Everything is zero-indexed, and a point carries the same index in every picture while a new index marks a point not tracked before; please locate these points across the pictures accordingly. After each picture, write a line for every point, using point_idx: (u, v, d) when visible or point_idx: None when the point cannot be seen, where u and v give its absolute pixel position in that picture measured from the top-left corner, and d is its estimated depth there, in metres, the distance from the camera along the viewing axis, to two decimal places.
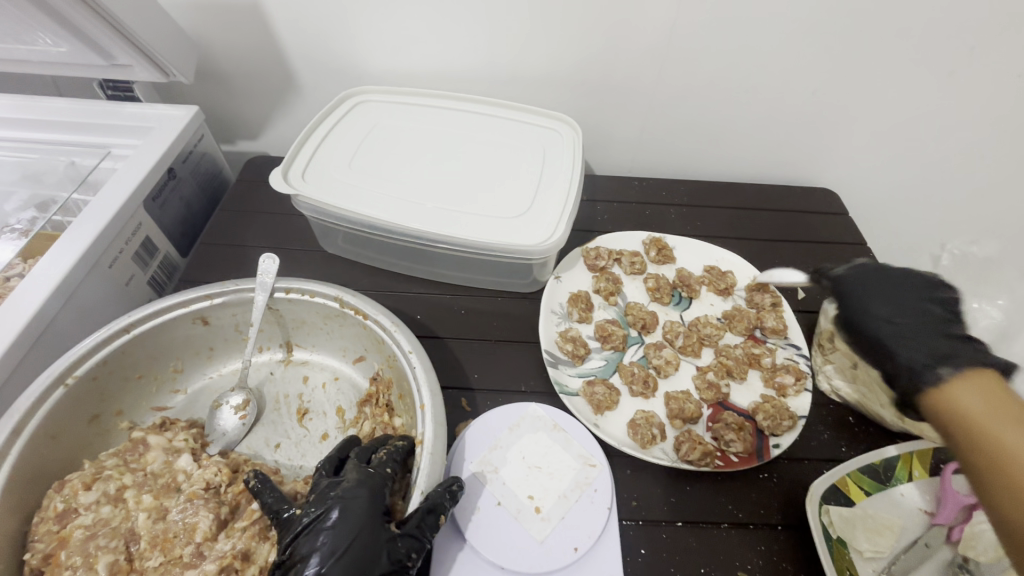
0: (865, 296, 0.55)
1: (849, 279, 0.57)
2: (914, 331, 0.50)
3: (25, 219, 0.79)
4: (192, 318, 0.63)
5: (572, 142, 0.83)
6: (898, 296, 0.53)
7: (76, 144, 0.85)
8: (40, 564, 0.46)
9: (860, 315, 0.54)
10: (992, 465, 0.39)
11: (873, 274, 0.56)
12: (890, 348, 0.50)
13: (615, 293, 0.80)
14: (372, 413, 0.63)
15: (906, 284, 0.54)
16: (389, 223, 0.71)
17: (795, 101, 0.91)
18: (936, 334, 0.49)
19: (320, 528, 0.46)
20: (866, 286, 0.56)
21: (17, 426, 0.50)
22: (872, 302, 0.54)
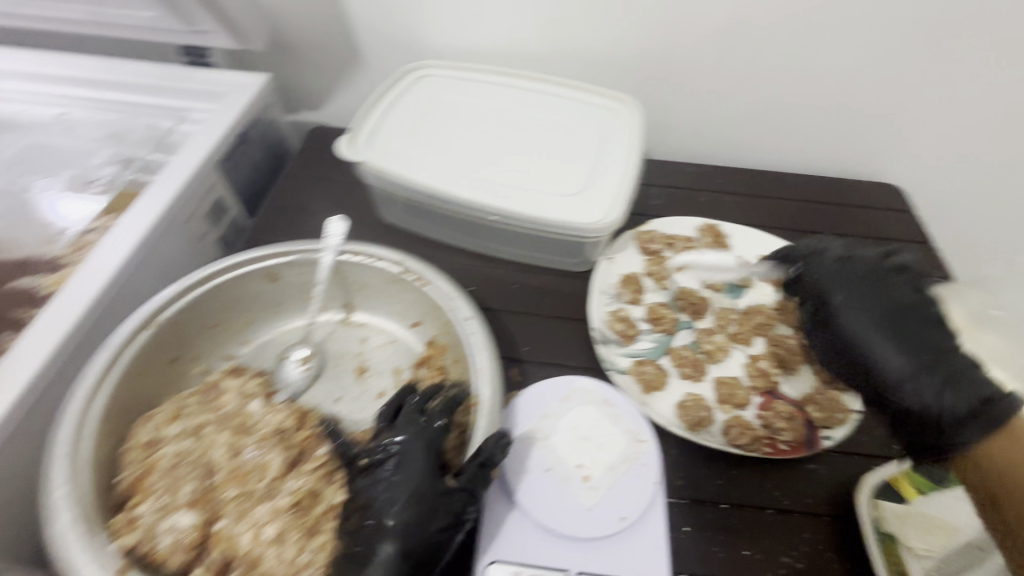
0: (852, 313, 0.61)
1: (840, 296, 0.63)
2: (914, 349, 0.55)
3: (114, 174, 0.85)
4: (263, 274, 0.67)
5: (633, 123, 0.83)
6: (901, 324, 0.58)
7: (154, 106, 0.89)
8: (129, 487, 0.50)
9: (854, 323, 0.61)
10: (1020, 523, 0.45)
11: (855, 289, 0.63)
12: (896, 373, 0.56)
13: (666, 278, 0.80)
14: (426, 376, 0.66)
15: (911, 310, 0.58)
16: (450, 194, 0.73)
17: (865, 90, 0.88)
18: (942, 360, 0.53)
19: (380, 479, 0.49)
20: (857, 301, 0.62)
21: (111, 362, 0.55)
22: (862, 315, 0.61)
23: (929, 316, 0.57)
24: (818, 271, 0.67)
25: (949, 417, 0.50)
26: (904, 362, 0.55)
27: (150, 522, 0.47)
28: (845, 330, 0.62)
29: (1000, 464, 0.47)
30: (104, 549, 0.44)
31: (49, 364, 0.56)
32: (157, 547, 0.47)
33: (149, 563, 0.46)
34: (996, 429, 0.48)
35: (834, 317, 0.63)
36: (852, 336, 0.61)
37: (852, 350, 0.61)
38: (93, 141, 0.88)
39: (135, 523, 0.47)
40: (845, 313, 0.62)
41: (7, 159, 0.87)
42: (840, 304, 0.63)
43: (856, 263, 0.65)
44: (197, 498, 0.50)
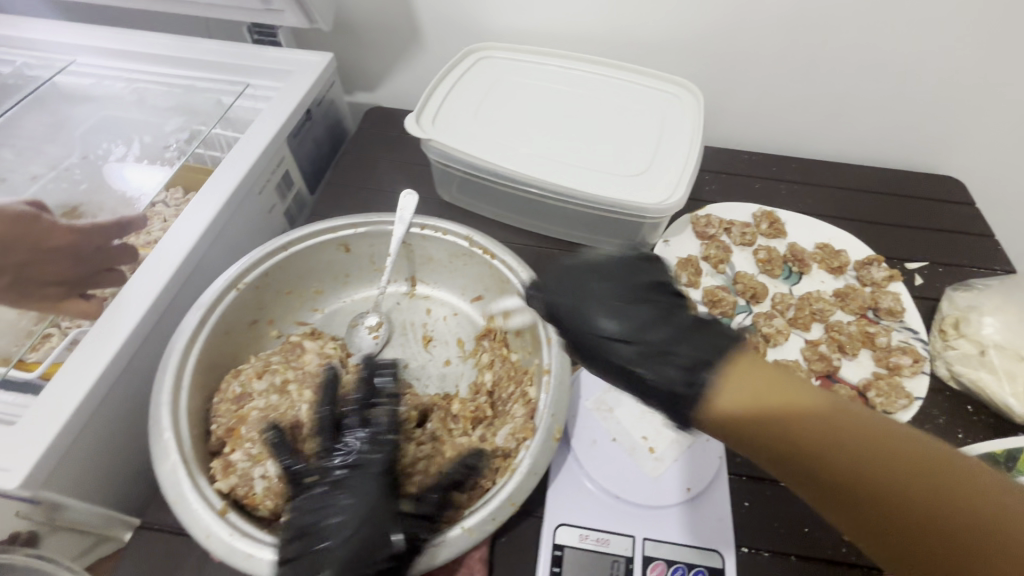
0: (570, 289, 0.52)
1: (557, 288, 0.53)
2: (674, 326, 0.47)
3: (183, 143, 0.87)
4: (337, 245, 0.69)
5: (694, 108, 0.83)
6: (591, 292, 0.51)
7: (225, 82, 0.93)
8: (223, 435, 0.53)
9: (583, 322, 0.50)
10: (892, 528, 0.36)
11: (598, 293, 0.51)
12: (632, 354, 0.47)
13: (724, 262, 0.80)
14: (490, 346, 0.68)
15: (606, 284, 0.51)
16: (514, 172, 0.74)
17: (931, 79, 0.87)
18: (687, 330, 0.46)
19: (335, 499, 0.48)
20: (575, 285, 0.52)
21: (202, 318, 0.58)
22: (580, 297, 0.51)
23: (631, 283, 0.51)
24: (547, 291, 0.54)
25: (701, 404, 0.42)
26: (589, 333, 0.49)
27: (244, 468, 0.50)
28: (579, 333, 0.51)
29: (842, 459, 0.37)
30: (206, 488, 0.48)
31: (147, 316, 0.59)
32: (252, 490, 0.49)
33: (244, 505, 0.49)
34: (709, 400, 0.42)
35: (567, 317, 0.51)
36: (581, 336, 0.50)
37: (592, 348, 0.50)
38: (165, 112, 0.91)
39: (231, 468, 0.50)
40: (549, 304, 0.53)
41: (80, 128, 0.90)
42: (558, 308, 0.52)
43: (573, 267, 0.54)
44: (285, 449, 0.52)
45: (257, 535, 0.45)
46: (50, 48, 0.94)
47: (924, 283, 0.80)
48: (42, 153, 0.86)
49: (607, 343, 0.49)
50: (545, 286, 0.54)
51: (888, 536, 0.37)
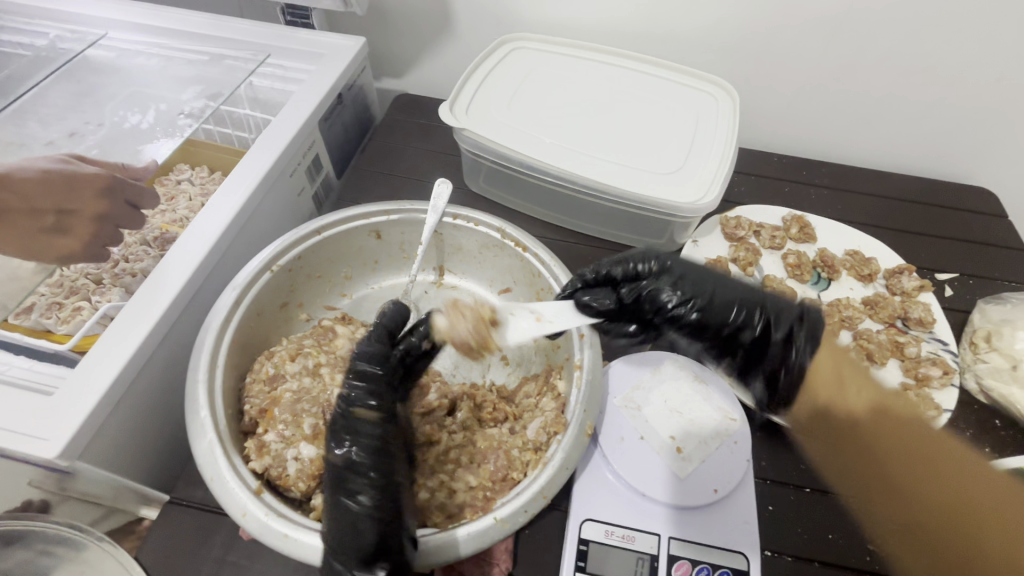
0: (674, 259, 0.59)
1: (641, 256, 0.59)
2: (777, 307, 0.56)
3: (199, 107, 0.82)
4: (369, 231, 0.69)
5: (729, 108, 0.82)
6: (716, 282, 0.57)
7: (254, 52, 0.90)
8: (256, 416, 0.53)
9: (693, 279, 0.57)
10: (942, 522, 0.50)
11: (713, 279, 0.57)
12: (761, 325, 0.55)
13: (753, 265, 0.80)
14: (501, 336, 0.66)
15: (719, 276, 0.58)
16: (547, 165, 0.74)
17: (971, 89, 0.86)
18: (766, 298, 0.57)
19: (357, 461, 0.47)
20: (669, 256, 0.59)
21: (237, 299, 0.58)
22: (694, 266, 0.58)
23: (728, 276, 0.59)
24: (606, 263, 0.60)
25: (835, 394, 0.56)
26: (710, 291, 0.56)
27: (278, 449, 0.51)
28: (672, 285, 0.57)
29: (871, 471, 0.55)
30: (242, 468, 0.48)
31: (183, 292, 0.59)
32: (285, 472, 0.50)
33: (278, 486, 0.50)
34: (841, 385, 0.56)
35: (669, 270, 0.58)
36: (700, 290, 0.56)
37: (707, 304, 0.56)
38: (185, 81, 0.87)
39: (265, 449, 0.51)
40: (658, 262, 0.58)
41: (102, 95, 0.85)
42: (664, 267, 0.58)
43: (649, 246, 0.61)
44: (317, 432, 0.52)
45: (292, 517, 0.46)
46: (83, 22, 0.93)
47: (954, 294, 0.79)
48: (62, 119, 0.81)
49: (714, 298, 0.56)
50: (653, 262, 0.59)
51: (959, 542, 0.49)
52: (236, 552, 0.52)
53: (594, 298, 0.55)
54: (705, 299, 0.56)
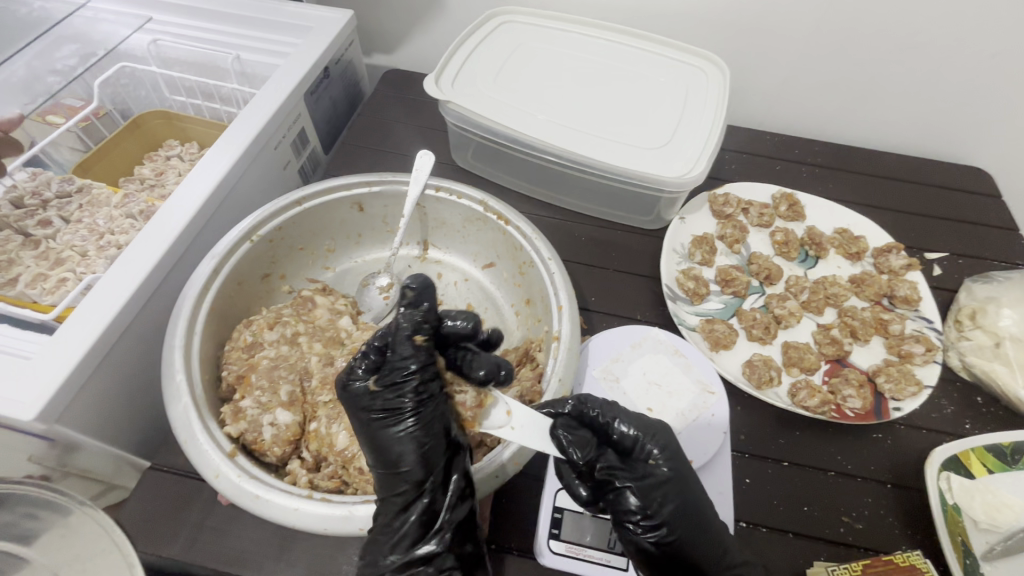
0: (684, 466, 0.51)
1: (657, 456, 0.50)
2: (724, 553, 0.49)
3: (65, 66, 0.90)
4: (351, 203, 0.69)
5: (720, 83, 0.81)
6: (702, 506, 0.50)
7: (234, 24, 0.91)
8: (234, 382, 0.54)
9: (680, 490, 0.49)
10: None
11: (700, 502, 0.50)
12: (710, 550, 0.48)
13: (740, 242, 0.79)
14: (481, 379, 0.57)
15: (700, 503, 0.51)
16: (532, 139, 0.73)
17: (969, 65, 0.83)
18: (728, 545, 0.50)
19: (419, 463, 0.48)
20: (683, 461, 0.51)
21: (215, 267, 0.58)
22: (690, 484, 0.50)
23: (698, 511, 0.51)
24: (629, 419, 0.52)
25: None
26: (678, 509, 0.48)
27: (254, 415, 0.51)
28: (641, 488, 0.49)
29: None
30: (216, 431, 0.48)
31: (163, 259, 0.59)
32: (260, 437, 0.50)
33: (253, 450, 0.50)
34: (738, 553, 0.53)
35: (662, 480, 0.49)
36: (670, 502, 0.48)
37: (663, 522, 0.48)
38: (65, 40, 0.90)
39: (240, 414, 0.51)
40: (669, 465, 0.50)
41: None
42: (665, 465, 0.50)
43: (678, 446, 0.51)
44: (293, 399, 0.53)
45: (264, 479, 0.46)
46: None
47: (943, 273, 0.79)
48: None
49: (676, 519, 0.48)
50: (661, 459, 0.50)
51: None
52: (215, 517, 0.53)
53: (575, 446, 0.47)
54: (671, 514, 0.48)
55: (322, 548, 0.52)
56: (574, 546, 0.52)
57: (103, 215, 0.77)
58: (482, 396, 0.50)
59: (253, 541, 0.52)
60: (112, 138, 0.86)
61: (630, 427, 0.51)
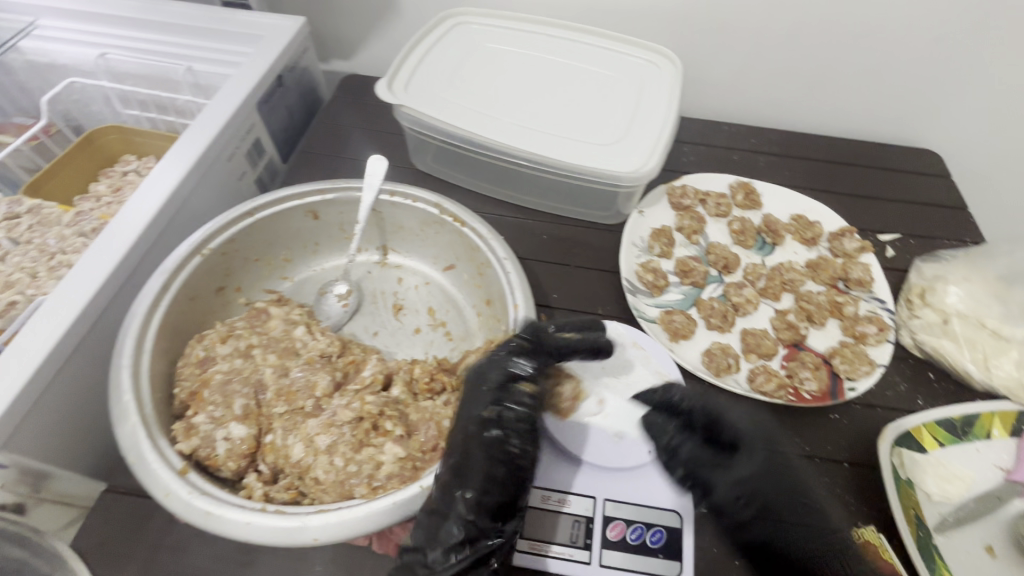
0: (776, 444, 0.59)
1: (738, 423, 0.58)
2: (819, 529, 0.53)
3: None
4: (305, 211, 0.69)
5: (672, 77, 0.81)
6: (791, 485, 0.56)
7: (183, 36, 0.89)
8: (186, 398, 0.54)
9: (765, 472, 0.56)
10: None
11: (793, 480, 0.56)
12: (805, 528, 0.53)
13: (697, 233, 0.80)
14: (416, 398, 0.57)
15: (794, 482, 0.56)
16: (487, 140, 0.73)
17: (914, 49, 0.85)
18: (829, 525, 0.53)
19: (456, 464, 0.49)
20: (774, 441, 0.59)
21: (166, 283, 0.57)
22: (777, 461, 0.57)
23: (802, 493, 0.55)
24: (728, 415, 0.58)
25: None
26: (761, 477, 0.55)
27: (207, 430, 0.51)
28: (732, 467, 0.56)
29: None
30: (166, 449, 0.48)
31: (110, 279, 0.58)
32: (214, 453, 0.50)
33: (206, 466, 0.50)
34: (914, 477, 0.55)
35: (744, 449, 0.57)
36: (754, 475, 0.55)
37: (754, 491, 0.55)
38: None
39: (193, 430, 0.51)
40: (752, 440, 0.57)
41: None
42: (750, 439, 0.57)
43: (767, 428, 0.60)
44: (247, 413, 0.53)
45: (216, 494, 0.46)
46: (13, 10, 0.91)
47: (896, 255, 0.81)
48: None
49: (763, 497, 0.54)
50: (750, 439, 0.57)
51: None
52: (174, 536, 0.52)
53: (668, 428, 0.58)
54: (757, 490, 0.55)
55: (282, 561, 0.52)
56: (538, 543, 0.53)
57: (53, 234, 0.75)
58: (579, 390, 0.62)
59: (212, 558, 0.52)
60: (63, 154, 0.84)
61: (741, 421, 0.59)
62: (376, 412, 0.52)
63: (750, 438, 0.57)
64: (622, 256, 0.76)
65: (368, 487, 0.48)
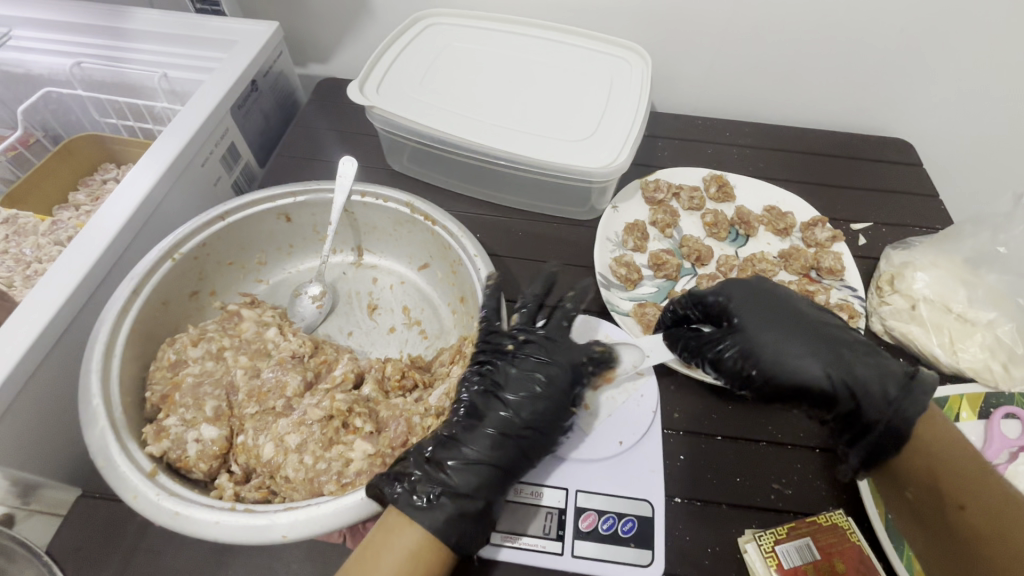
0: (762, 297, 0.61)
1: (725, 296, 0.62)
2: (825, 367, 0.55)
3: None
4: (277, 214, 0.69)
5: (642, 73, 0.82)
6: (789, 332, 0.58)
7: (157, 43, 0.89)
8: (158, 402, 0.54)
9: (757, 327, 0.59)
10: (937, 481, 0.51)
11: (787, 328, 0.58)
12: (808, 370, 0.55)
13: (671, 226, 0.81)
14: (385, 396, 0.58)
15: (794, 329, 0.58)
16: (457, 139, 0.73)
17: (882, 40, 0.86)
18: (842, 364, 0.56)
19: (521, 404, 0.54)
20: (763, 294, 0.61)
21: (135, 288, 0.57)
22: (771, 311, 0.60)
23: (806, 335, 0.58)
24: (714, 290, 0.63)
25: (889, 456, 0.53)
26: (755, 332, 0.58)
27: (178, 432, 0.51)
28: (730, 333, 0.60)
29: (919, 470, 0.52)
30: (136, 452, 0.48)
31: (81, 286, 0.58)
32: (185, 454, 0.50)
33: (178, 468, 0.50)
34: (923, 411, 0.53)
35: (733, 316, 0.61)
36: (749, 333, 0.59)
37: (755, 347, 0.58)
38: None
39: (163, 433, 0.51)
40: (735, 305, 0.61)
41: None
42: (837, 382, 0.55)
43: (752, 284, 0.62)
44: (219, 414, 0.54)
45: (185, 495, 0.46)
46: None
47: (868, 243, 0.82)
48: None
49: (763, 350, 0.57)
50: (731, 302, 0.61)
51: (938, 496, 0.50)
52: (150, 538, 0.53)
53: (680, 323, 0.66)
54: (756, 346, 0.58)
55: (256, 561, 0.52)
56: (509, 535, 0.54)
57: (29, 244, 0.75)
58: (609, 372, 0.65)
59: (188, 558, 0.52)
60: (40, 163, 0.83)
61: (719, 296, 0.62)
62: (345, 409, 0.53)
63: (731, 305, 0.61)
64: (596, 251, 0.77)
65: (337, 483, 0.49)
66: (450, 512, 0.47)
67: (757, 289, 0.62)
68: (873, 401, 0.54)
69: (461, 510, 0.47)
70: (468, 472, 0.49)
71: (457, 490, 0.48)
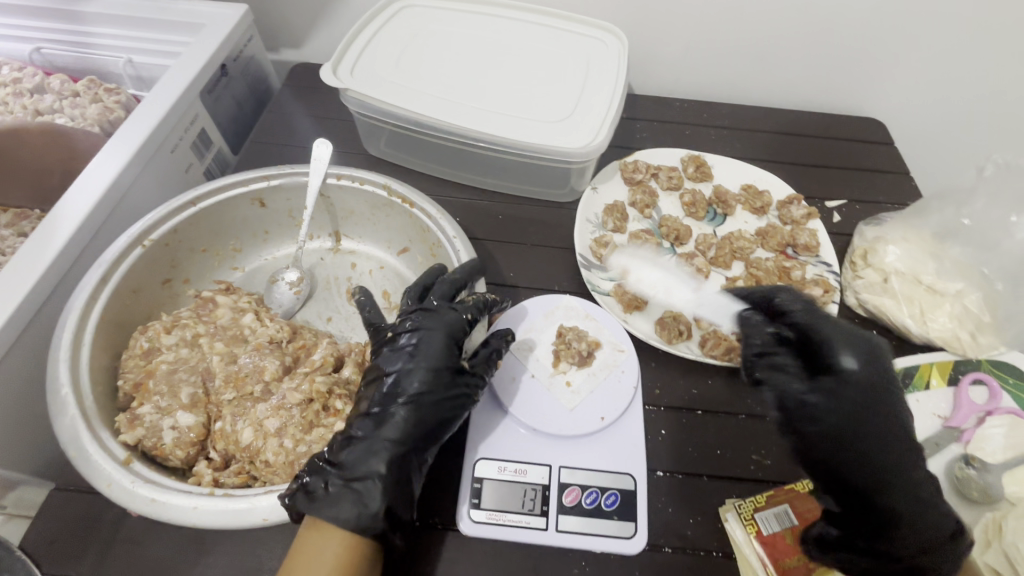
0: (881, 378, 0.53)
1: (853, 352, 0.53)
2: (896, 477, 0.50)
3: None
4: (251, 199, 0.68)
5: (620, 54, 0.82)
6: (885, 430, 0.51)
7: (120, 27, 0.87)
8: (131, 390, 0.53)
9: (853, 403, 0.52)
10: None
11: (877, 425, 0.51)
12: (878, 466, 0.50)
13: (650, 207, 0.81)
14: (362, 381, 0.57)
15: (888, 425, 0.51)
16: (434, 120, 0.73)
17: (854, 21, 0.87)
18: (910, 480, 0.50)
19: (415, 373, 0.51)
20: (878, 375, 0.53)
21: (104, 275, 0.56)
22: (878, 396, 0.52)
23: (890, 432, 0.51)
24: (845, 344, 0.54)
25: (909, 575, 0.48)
26: (850, 407, 0.51)
27: (152, 420, 0.51)
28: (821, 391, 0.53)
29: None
30: (109, 440, 0.48)
31: (47, 274, 0.56)
32: (160, 442, 0.50)
33: (153, 456, 0.50)
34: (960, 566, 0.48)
35: (842, 376, 0.53)
36: (845, 401, 0.52)
37: (834, 414, 0.51)
38: None
39: (138, 421, 0.50)
40: (860, 367, 0.53)
41: None
42: (910, 474, 0.50)
43: (878, 356, 0.54)
44: (195, 401, 0.53)
45: (161, 482, 0.46)
46: None
47: (842, 220, 0.83)
48: None
49: (843, 420, 0.51)
50: (840, 367, 0.53)
51: None
52: (127, 529, 0.52)
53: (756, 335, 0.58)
54: (841, 416, 0.51)
55: (236, 548, 0.51)
56: (494, 513, 0.54)
57: None
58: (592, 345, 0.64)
59: (165, 549, 0.51)
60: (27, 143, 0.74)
61: (856, 362, 0.53)
62: (326, 392, 0.52)
63: (845, 368, 0.53)
64: (577, 232, 0.77)
65: None
66: (385, 483, 0.46)
67: (874, 350, 0.54)
68: (927, 533, 0.48)
69: (361, 505, 0.45)
70: (388, 454, 0.48)
71: (353, 486, 0.46)
